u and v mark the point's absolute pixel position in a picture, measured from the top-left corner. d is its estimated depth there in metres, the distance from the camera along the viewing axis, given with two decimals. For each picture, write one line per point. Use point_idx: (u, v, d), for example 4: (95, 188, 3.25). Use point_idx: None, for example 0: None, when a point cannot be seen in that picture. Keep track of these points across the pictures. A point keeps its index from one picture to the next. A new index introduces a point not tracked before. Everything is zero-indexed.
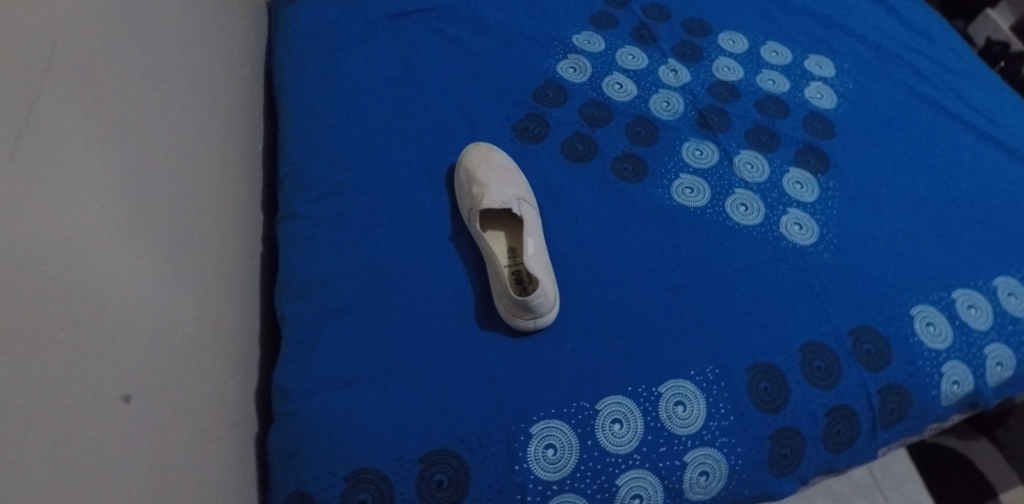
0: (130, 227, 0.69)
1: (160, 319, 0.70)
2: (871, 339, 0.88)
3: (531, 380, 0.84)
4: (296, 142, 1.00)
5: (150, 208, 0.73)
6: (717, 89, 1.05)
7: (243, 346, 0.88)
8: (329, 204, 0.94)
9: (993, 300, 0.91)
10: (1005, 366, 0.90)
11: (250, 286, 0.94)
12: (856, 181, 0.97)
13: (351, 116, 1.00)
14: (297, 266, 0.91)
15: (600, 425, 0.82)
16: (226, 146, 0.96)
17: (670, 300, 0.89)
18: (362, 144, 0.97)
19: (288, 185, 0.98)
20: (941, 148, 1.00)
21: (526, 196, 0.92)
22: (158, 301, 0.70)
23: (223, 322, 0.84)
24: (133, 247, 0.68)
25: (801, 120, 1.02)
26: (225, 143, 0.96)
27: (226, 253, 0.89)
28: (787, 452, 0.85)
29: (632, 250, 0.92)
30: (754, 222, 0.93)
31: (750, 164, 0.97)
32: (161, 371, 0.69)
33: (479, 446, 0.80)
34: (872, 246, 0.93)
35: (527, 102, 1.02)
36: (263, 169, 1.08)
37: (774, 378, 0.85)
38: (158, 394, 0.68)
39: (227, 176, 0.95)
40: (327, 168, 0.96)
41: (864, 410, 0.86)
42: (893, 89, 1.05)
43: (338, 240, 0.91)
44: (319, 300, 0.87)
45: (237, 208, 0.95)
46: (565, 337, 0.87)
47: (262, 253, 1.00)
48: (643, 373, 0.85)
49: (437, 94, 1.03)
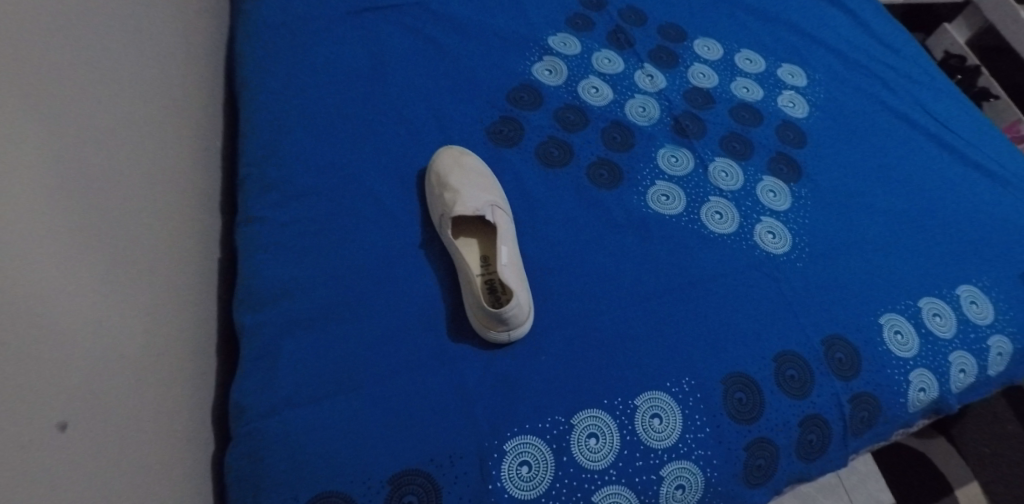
0: (68, 234, 0.63)
1: (105, 336, 0.65)
2: (842, 348, 0.88)
3: (506, 393, 0.81)
4: (256, 141, 0.95)
5: (92, 215, 0.67)
6: (692, 96, 1.04)
7: (199, 360, 0.82)
8: (291, 209, 0.88)
9: (957, 308, 0.92)
10: (968, 372, 0.91)
11: (207, 295, 0.88)
12: (827, 190, 0.98)
13: (315, 115, 0.95)
14: (256, 274, 0.86)
15: (576, 440, 0.80)
16: (182, 144, 0.90)
17: (648, 310, 0.88)
18: (327, 145, 0.92)
19: (247, 188, 0.93)
20: (906, 158, 1.01)
21: (499, 202, 0.89)
22: (101, 317, 0.65)
23: (178, 335, 0.78)
24: (70, 256, 0.63)
25: (774, 129, 1.02)
26: (181, 142, 0.90)
27: (181, 261, 0.83)
28: (761, 463, 0.84)
29: (609, 259, 0.90)
30: (729, 230, 0.93)
31: (725, 172, 0.97)
32: (103, 393, 0.64)
33: (451, 465, 0.76)
34: (844, 255, 0.93)
35: (501, 104, 0.99)
36: (221, 168, 1.02)
37: (749, 388, 0.85)
38: (100, 419, 0.63)
39: (183, 177, 0.89)
40: (289, 170, 0.91)
41: (835, 419, 0.87)
42: (861, 99, 1.06)
43: (301, 247, 0.86)
44: (280, 311, 0.82)
45: (193, 211, 0.89)
46: (542, 349, 0.84)
47: (219, 259, 0.94)
48: (621, 385, 0.83)
49: (407, 94, 0.98)
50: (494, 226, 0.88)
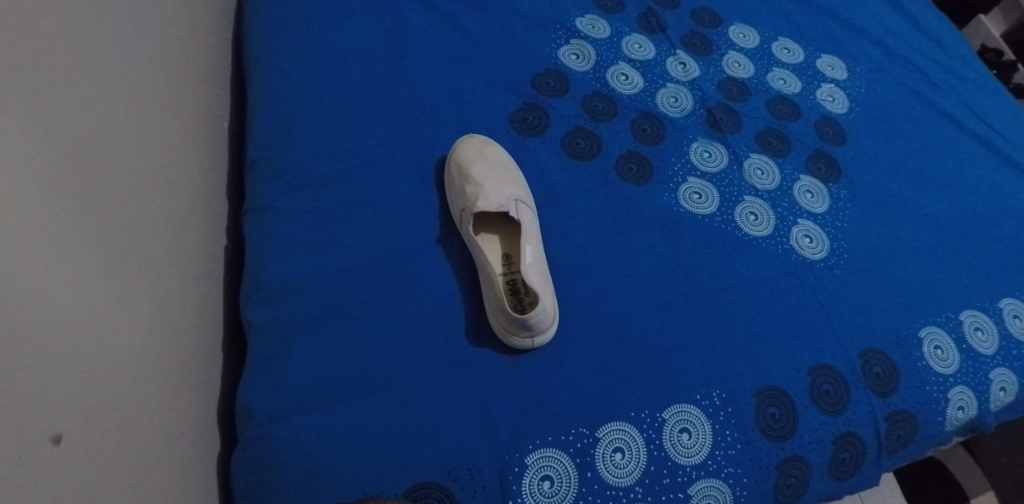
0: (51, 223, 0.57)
1: (101, 337, 0.59)
2: (880, 362, 0.83)
3: (529, 403, 0.76)
4: (264, 123, 0.88)
5: (82, 206, 0.61)
6: (727, 86, 0.98)
7: (205, 357, 0.77)
8: (301, 197, 0.83)
9: (999, 323, 0.87)
10: (1008, 391, 0.87)
11: (214, 287, 0.83)
12: (868, 192, 0.92)
13: (329, 97, 0.89)
14: (262, 267, 0.80)
15: (601, 455, 0.75)
16: (186, 124, 0.84)
17: (678, 316, 0.82)
18: (342, 129, 0.87)
19: (255, 172, 0.87)
20: (950, 160, 0.96)
21: (524, 198, 0.84)
22: (95, 317, 0.59)
23: (183, 332, 0.73)
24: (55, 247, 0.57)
25: (813, 124, 0.96)
26: (184, 120, 0.84)
27: (186, 251, 0.78)
28: (793, 482, 0.79)
29: (638, 260, 0.85)
30: (764, 232, 0.88)
31: (761, 170, 0.91)
32: (102, 399, 0.58)
33: (470, 479, 0.71)
34: (885, 262, 0.88)
35: (525, 90, 0.93)
36: (229, 149, 0.96)
37: (782, 403, 0.80)
38: (100, 426, 0.58)
39: (187, 159, 0.83)
40: (300, 155, 0.85)
41: (871, 437, 0.82)
42: (904, 96, 1.00)
43: (312, 238, 0.81)
44: (288, 309, 0.77)
45: (198, 196, 0.83)
46: (566, 356, 0.79)
47: (227, 248, 0.88)
48: (648, 396, 0.78)
49: (427, 78, 0.93)
50: (517, 222, 0.83)
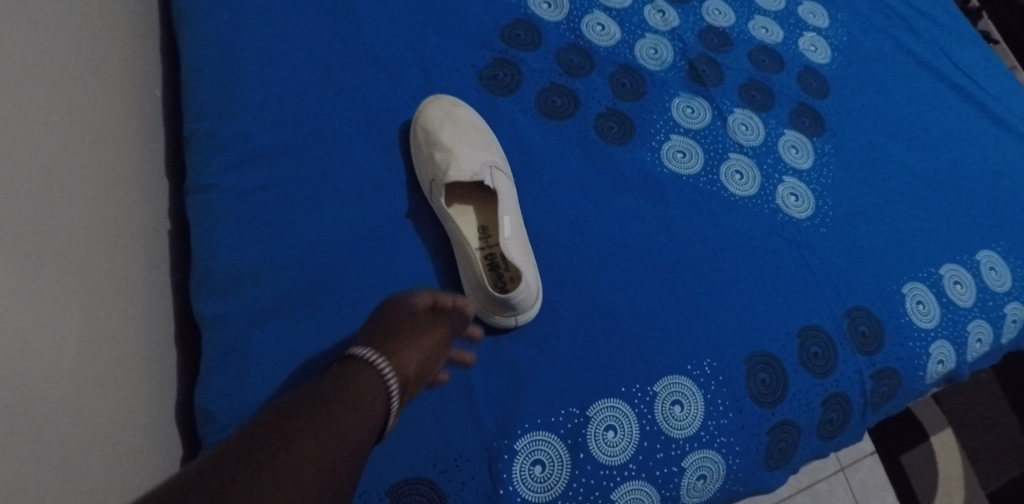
0: None
1: (4, 365, 0.51)
2: (866, 320, 0.82)
3: (514, 386, 0.72)
4: (201, 88, 0.78)
5: None
6: (708, 36, 0.93)
7: (154, 358, 0.69)
8: (250, 172, 0.75)
9: (976, 275, 0.87)
10: (984, 342, 0.86)
11: (160, 278, 0.74)
12: (850, 146, 0.89)
13: (275, 58, 0.80)
14: (211, 253, 0.71)
15: (593, 435, 0.72)
16: (105, 95, 0.74)
17: (665, 283, 0.79)
18: (293, 95, 0.79)
19: (195, 145, 0.77)
20: (928, 111, 0.94)
21: (496, 163, 0.78)
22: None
23: (124, 336, 0.65)
24: None
25: (797, 76, 0.92)
26: (103, 94, 0.74)
27: (120, 244, 0.69)
28: (783, 446, 0.78)
29: (620, 227, 0.80)
30: (750, 192, 0.84)
31: (745, 125, 0.87)
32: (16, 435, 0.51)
33: (457, 470, 0.68)
34: (870, 219, 0.86)
35: (494, 44, 0.86)
36: (163, 117, 0.85)
37: (772, 368, 0.78)
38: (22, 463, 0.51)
39: (112, 138, 0.73)
40: (245, 125, 0.76)
41: (857, 396, 0.81)
42: (885, 45, 0.97)
43: (266, 219, 0.73)
44: (246, 298, 0.69)
45: (128, 177, 0.74)
46: (551, 332, 0.75)
47: (170, 231, 0.79)
48: (639, 370, 0.75)
49: (385, 33, 0.84)
50: (493, 191, 0.77)
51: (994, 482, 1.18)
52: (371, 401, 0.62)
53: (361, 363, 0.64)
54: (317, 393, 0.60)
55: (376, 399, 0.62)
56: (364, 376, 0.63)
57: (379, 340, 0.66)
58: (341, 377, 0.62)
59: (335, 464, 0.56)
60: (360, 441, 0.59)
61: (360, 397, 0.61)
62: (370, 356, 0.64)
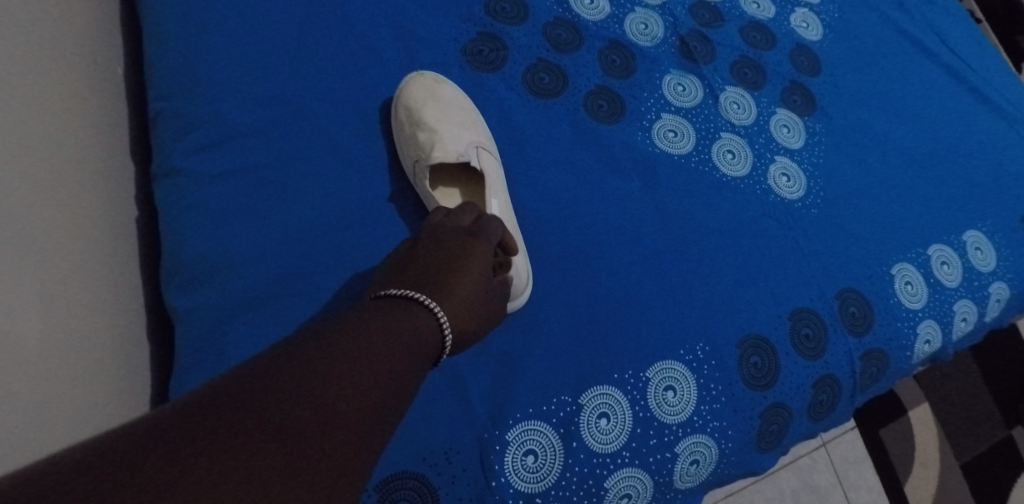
0: None
1: None
2: (856, 302, 0.81)
3: (505, 374, 0.70)
4: (166, 64, 0.74)
5: None
6: (699, 11, 0.90)
7: (109, 360, 0.67)
8: (219, 157, 0.72)
9: (963, 255, 0.86)
10: (969, 321, 0.87)
11: (121, 272, 0.73)
12: (841, 125, 0.88)
13: (246, 31, 0.75)
14: (182, 243, 0.69)
15: (585, 423, 0.70)
16: (55, 75, 0.70)
17: (656, 266, 0.77)
18: (266, 73, 0.75)
19: (161, 127, 0.73)
20: (917, 89, 0.93)
21: (488, 142, 0.76)
22: None
23: (75, 339, 0.63)
24: None
25: (788, 53, 0.90)
26: (54, 76, 0.70)
27: (74, 240, 0.66)
28: (775, 428, 0.77)
29: (610, 209, 0.78)
30: (741, 172, 0.83)
31: (736, 103, 0.86)
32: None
33: (447, 463, 0.66)
34: (860, 198, 0.85)
35: (479, 17, 0.82)
36: (126, 100, 0.81)
37: (764, 350, 0.77)
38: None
39: (63, 126, 0.69)
40: (215, 106, 0.73)
41: (847, 376, 0.80)
42: (876, 22, 0.96)
43: (240, 206, 0.70)
44: (220, 291, 0.68)
45: (83, 167, 0.70)
46: (542, 319, 0.73)
47: (138, 221, 0.78)
48: (631, 356, 0.73)
49: (364, 5, 0.80)
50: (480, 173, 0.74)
51: (967, 455, 1.20)
52: (417, 347, 0.57)
53: (415, 303, 0.60)
54: (360, 325, 0.55)
55: (424, 344, 0.58)
56: (415, 319, 0.58)
57: (430, 279, 0.62)
58: (394, 312, 0.58)
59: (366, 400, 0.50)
60: (402, 381, 0.54)
61: (405, 338, 0.56)
62: (425, 299, 0.60)
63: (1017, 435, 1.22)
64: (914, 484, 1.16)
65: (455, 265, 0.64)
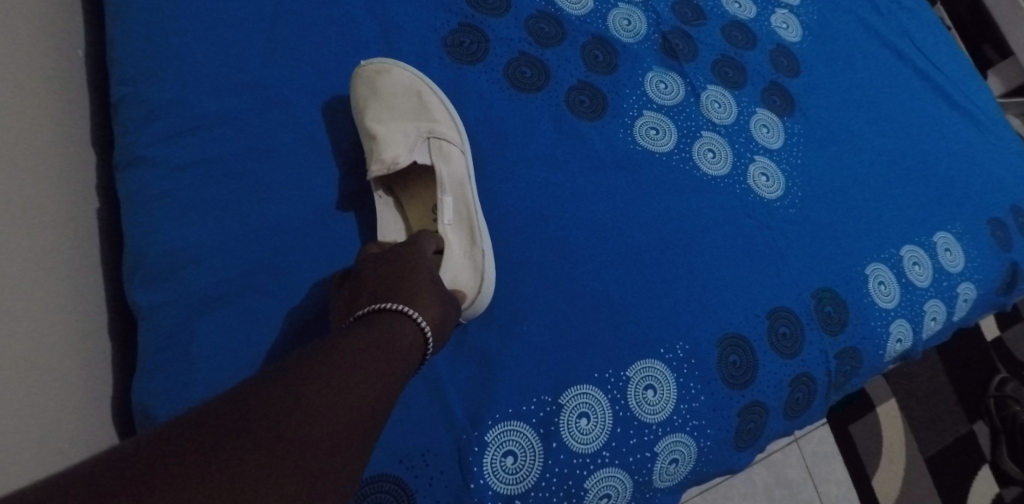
0: None
1: None
2: (831, 302, 0.82)
3: (484, 374, 0.69)
4: (130, 48, 0.71)
5: None
6: (681, 8, 0.90)
7: (67, 358, 0.64)
8: (187, 147, 0.69)
9: (933, 255, 0.88)
10: (938, 320, 0.88)
11: (81, 266, 0.69)
12: (818, 126, 0.89)
13: (217, 16, 0.72)
14: (148, 236, 0.66)
15: (566, 423, 0.69)
16: (12, 61, 0.66)
17: (637, 264, 0.76)
18: (238, 60, 0.72)
19: (124, 114, 0.70)
20: (892, 93, 0.94)
21: (437, 133, 0.73)
22: None
23: (25, 337, 0.60)
24: None
25: (768, 53, 0.91)
26: (11, 61, 0.66)
27: (27, 232, 0.63)
28: (752, 427, 0.77)
29: (591, 206, 0.77)
30: (722, 171, 0.83)
31: (717, 102, 0.86)
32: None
33: (425, 465, 0.65)
34: (837, 200, 0.86)
35: (460, 8, 0.81)
36: (87, 83, 0.78)
37: (742, 349, 0.77)
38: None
39: (20, 114, 0.66)
40: (184, 92, 0.70)
41: (822, 375, 0.81)
42: (853, 25, 0.97)
43: (208, 198, 0.68)
44: (187, 288, 0.65)
45: (40, 155, 0.67)
46: (522, 317, 0.72)
47: (100, 212, 0.74)
48: (612, 354, 0.72)
49: None
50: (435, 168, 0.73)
51: (931, 449, 1.22)
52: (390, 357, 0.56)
53: (393, 311, 0.59)
54: (325, 350, 0.53)
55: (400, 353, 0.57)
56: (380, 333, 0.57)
57: (399, 288, 0.61)
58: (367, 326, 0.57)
59: (338, 436, 0.50)
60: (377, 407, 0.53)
61: (375, 351, 0.55)
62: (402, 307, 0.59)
63: (977, 430, 1.26)
64: (881, 480, 1.18)
65: (420, 273, 0.63)
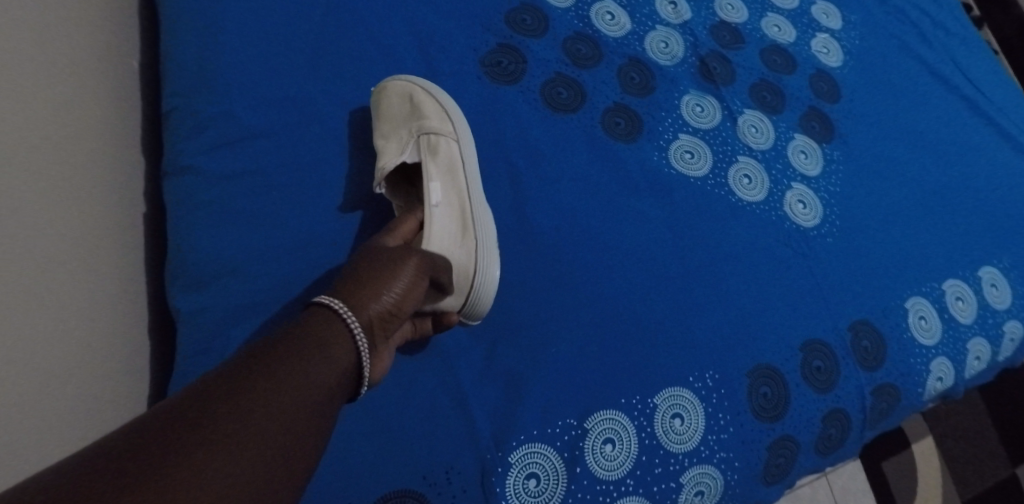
0: None
1: None
2: (868, 335, 0.79)
3: (510, 394, 0.68)
4: (181, 60, 0.73)
5: None
6: (720, 32, 0.89)
7: (109, 359, 0.65)
8: (230, 156, 0.70)
9: (978, 291, 0.85)
10: (981, 359, 0.85)
11: (127, 270, 0.71)
12: (859, 154, 0.87)
13: (263, 32, 0.74)
14: (189, 243, 0.67)
15: (590, 448, 0.68)
16: (74, 71, 0.69)
17: (668, 289, 0.75)
18: (282, 75, 0.73)
19: (173, 124, 0.72)
20: (937, 122, 0.92)
21: (425, 130, 0.71)
22: None
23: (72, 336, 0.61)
24: None
25: (808, 79, 0.89)
26: (74, 72, 0.69)
27: (76, 235, 0.65)
28: (782, 462, 0.75)
29: (623, 229, 0.77)
30: (758, 197, 0.81)
31: (755, 127, 0.84)
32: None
33: (448, 483, 0.64)
34: (876, 230, 0.84)
35: (499, 28, 0.81)
36: (141, 93, 0.80)
37: (774, 381, 0.75)
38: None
39: (80, 121, 0.68)
40: (229, 104, 0.71)
41: (857, 411, 0.78)
42: (897, 52, 0.95)
43: (247, 207, 0.68)
44: (223, 295, 0.66)
45: (95, 160, 0.69)
46: (551, 339, 0.71)
47: (146, 216, 0.76)
48: (641, 380, 0.71)
49: (384, 10, 0.79)
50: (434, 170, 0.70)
51: (970, 492, 1.17)
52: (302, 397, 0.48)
53: (325, 310, 0.54)
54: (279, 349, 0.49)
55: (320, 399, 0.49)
56: (307, 363, 0.50)
57: (342, 288, 0.57)
58: (292, 330, 0.52)
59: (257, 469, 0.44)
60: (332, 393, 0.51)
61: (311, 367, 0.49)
62: (336, 307, 0.54)
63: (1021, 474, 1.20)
64: None
65: (372, 267, 0.59)
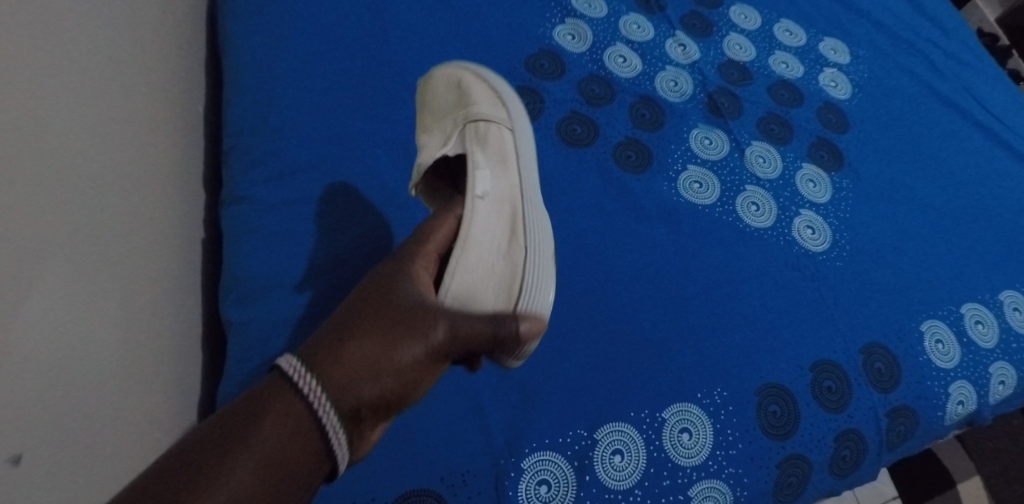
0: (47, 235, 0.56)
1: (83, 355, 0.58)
2: (882, 357, 0.81)
3: (524, 405, 0.73)
4: (241, 108, 0.84)
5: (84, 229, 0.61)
6: (729, 70, 0.95)
7: (175, 365, 0.74)
8: (278, 188, 0.79)
9: (999, 316, 0.85)
10: (1006, 384, 0.85)
11: (189, 289, 0.81)
12: (869, 182, 0.90)
13: (309, 81, 0.84)
14: (242, 264, 0.76)
15: (600, 457, 0.72)
16: (163, 117, 0.81)
17: (679, 310, 0.79)
18: (323, 119, 0.83)
19: (231, 161, 0.83)
20: (951, 150, 0.94)
21: (470, 115, 0.73)
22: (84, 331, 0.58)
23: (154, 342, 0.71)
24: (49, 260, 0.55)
25: (816, 111, 0.93)
26: (162, 118, 0.81)
27: (161, 254, 0.75)
28: (793, 480, 0.77)
29: (636, 254, 0.82)
30: (766, 223, 0.85)
31: (762, 158, 0.89)
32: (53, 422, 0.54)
33: (464, 485, 0.70)
34: (888, 254, 0.86)
35: (518, 73, 0.89)
36: (203, 138, 0.92)
37: (783, 400, 0.77)
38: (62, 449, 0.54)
39: (165, 158, 0.79)
40: (279, 143, 0.81)
41: (872, 433, 0.80)
42: (908, 84, 0.98)
43: (292, 234, 0.77)
44: (268, 309, 0.74)
45: (171, 192, 0.80)
46: (564, 355, 0.76)
47: (204, 245, 0.86)
48: (650, 396, 0.75)
49: (415, 61, 0.88)
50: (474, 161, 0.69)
51: None
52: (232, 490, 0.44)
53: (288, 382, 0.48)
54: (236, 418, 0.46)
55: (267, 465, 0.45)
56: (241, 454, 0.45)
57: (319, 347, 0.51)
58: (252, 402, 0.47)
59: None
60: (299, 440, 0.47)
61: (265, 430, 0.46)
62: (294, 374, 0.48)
63: None
64: None
65: (356, 341, 0.51)
